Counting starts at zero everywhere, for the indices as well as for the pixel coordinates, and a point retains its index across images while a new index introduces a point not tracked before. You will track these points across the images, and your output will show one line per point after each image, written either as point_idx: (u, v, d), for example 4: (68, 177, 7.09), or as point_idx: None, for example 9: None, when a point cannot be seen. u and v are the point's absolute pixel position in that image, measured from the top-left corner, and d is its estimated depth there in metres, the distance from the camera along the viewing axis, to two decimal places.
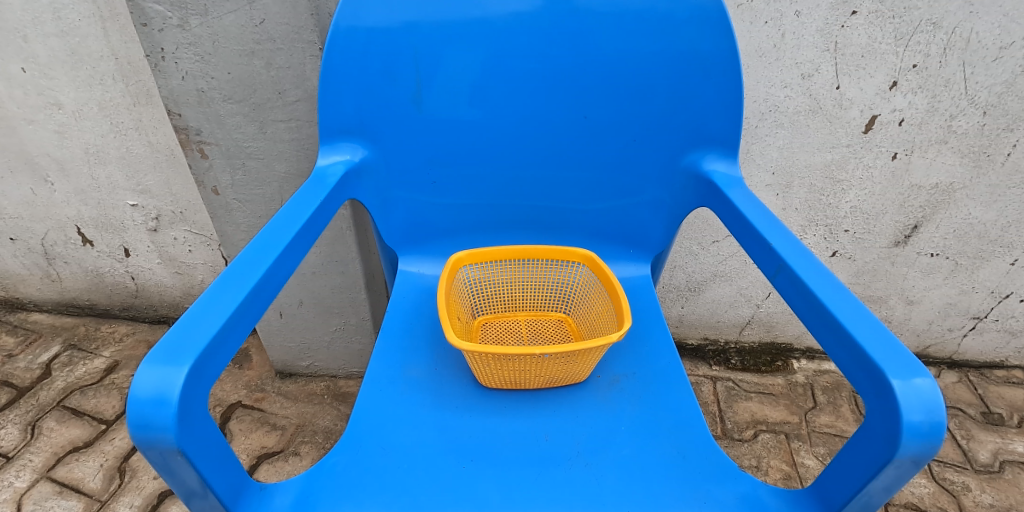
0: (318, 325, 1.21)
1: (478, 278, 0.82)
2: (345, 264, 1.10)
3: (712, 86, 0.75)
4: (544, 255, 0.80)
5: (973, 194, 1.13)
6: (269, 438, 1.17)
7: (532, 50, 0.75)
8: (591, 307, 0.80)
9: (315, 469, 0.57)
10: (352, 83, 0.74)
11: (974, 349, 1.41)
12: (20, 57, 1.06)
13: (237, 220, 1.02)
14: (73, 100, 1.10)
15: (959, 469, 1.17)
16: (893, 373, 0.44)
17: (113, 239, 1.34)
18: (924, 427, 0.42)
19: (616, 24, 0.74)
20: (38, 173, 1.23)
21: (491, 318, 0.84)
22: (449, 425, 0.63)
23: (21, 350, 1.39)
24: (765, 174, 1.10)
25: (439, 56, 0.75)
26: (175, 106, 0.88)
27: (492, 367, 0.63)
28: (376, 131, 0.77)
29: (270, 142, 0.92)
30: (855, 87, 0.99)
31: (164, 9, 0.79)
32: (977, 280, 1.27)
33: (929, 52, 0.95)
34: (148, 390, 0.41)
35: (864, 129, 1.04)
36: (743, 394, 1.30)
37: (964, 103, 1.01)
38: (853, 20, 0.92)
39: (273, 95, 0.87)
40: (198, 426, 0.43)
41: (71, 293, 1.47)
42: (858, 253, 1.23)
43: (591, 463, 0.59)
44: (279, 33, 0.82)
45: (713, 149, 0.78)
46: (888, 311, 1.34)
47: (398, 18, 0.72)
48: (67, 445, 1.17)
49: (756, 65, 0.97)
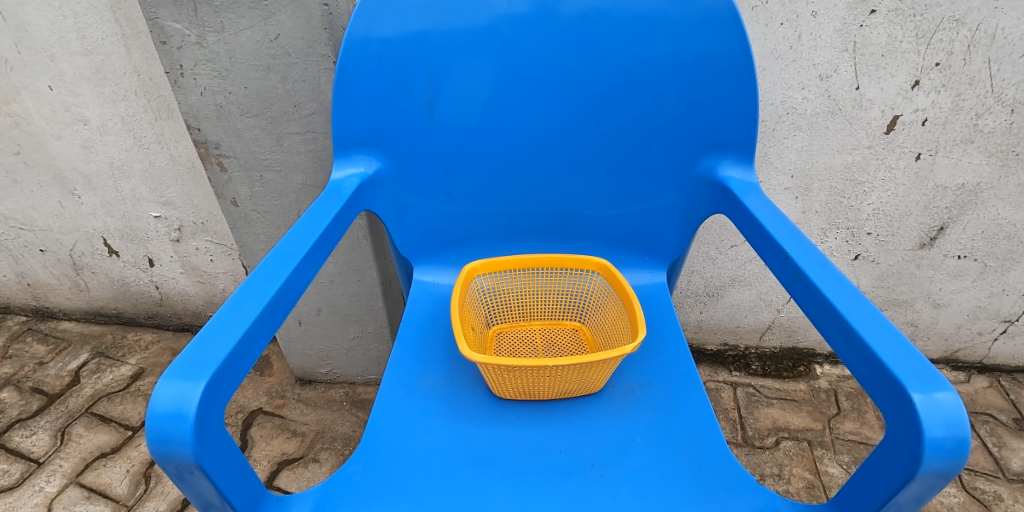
0: (336, 333, 1.23)
1: (491, 287, 0.82)
2: (362, 272, 1.11)
3: (727, 90, 0.74)
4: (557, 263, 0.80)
5: (1002, 194, 1.09)
6: (290, 444, 1.18)
7: (544, 58, 0.75)
8: (606, 316, 0.79)
9: (331, 480, 0.58)
10: (366, 96, 0.75)
11: (1005, 353, 1.36)
12: (47, 75, 1.10)
13: (256, 231, 1.04)
14: (98, 116, 1.13)
15: (991, 477, 1.14)
16: (914, 386, 0.43)
17: (138, 250, 1.37)
18: (947, 443, 0.41)
19: (627, 29, 0.73)
20: (66, 187, 1.27)
21: (507, 326, 0.84)
22: (464, 435, 0.63)
23: (51, 358, 1.43)
24: (783, 177, 1.08)
25: (452, 66, 0.75)
26: (194, 120, 0.90)
27: (506, 378, 0.63)
28: (391, 142, 0.78)
29: (287, 154, 0.94)
30: (875, 87, 0.96)
31: (183, 27, 0.81)
32: (1007, 282, 1.23)
33: (953, 50, 0.93)
34: (167, 405, 0.42)
35: (885, 130, 1.01)
36: (765, 400, 1.28)
37: (991, 100, 0.98)
38: (872, 19, 0.90)
39: (290, 108, 0.89)
40: (216, 440, 0.44)
41: (99, 302, 1.51)
42: (881, 256, 1.20)
43: (606, 475, 0.59)
44: (294, 47, 0.83)
45: (729, 155, 0.77)
46: (914, 315, 1.31)
47: (410, 29, 0.72)
48: (95, 451, 1.20)
49: (773, 67, 0.95)
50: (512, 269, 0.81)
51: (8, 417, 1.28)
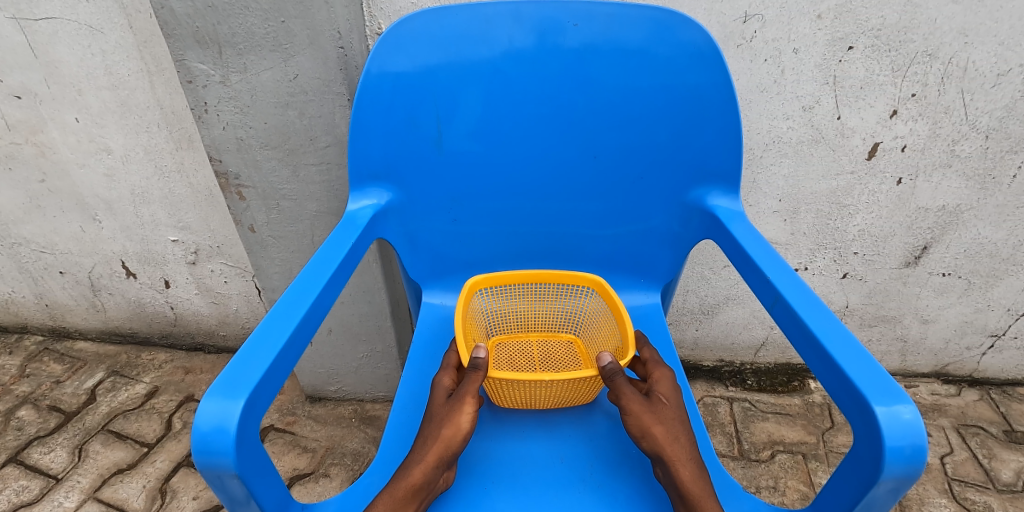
0: (346, 352, 1.27)
1: (490, 299, 0.88)
2: (372, 294, 1.16)
3: (713, 125, 0.79)
4: (555, 278, 0.85)
5: (981, 214, 1.15)
6: (301, 459, 1.23)
7: (543, 95, 0.82)
8: (600, 330, 0.85)
9: (350, 490, 0.62)
10: (379, 131, 0.80)
11: (995, 366, 1.41)
12: (74, 108, 1.16)
13: (272, 255, 1.09)
14: (122, 145, 1.19)
15: (981, 488, 1.18)
16: (877, 399, 0.47)
17: (155, 272, 1.42)
18: (907, 450, 0.46)
19: (619, 69, 0.79)
20: (88, 212, 1.33)
21: (505, 337, 0.88)
22: (472, 447, 0.68)
23: (67, 377, 1.48)
24: (771, 201, 1.14)
25: (458, 103, 0.81)
26: (216, 152, 0.96)
27: (507, 391, 0.68)
28: (402, 174, 0.83)
29: (302, 184, 0.99)
30: (856, 116, 1.02)
31: (208, 68, 0.87)
32: (992, 298, 1.28)
33: (928, 81, 0.99)
34: (210, 421, 0.47)
35: (867, 156, 1.07)
36: (760, 415, 1.32)
37: (966, 127, 1.04)
38: (850, 55, 0.96)
39: (306, 141, 0.95)
40: (253, 452, 0.49)
41: (114, 322, 1.56)
42: (869, 274, 1.25)
43: (603, 485, 0.64)
44: (312, 86, 0.89)
45: (717, 184, 0.82)
46: (903, 331, 1.35)
47: (421, 70, 0.79)
48: (112, 467, 1.24)
49: (759, 99, 1.01)
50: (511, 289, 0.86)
51: (27, 435, 1.32)
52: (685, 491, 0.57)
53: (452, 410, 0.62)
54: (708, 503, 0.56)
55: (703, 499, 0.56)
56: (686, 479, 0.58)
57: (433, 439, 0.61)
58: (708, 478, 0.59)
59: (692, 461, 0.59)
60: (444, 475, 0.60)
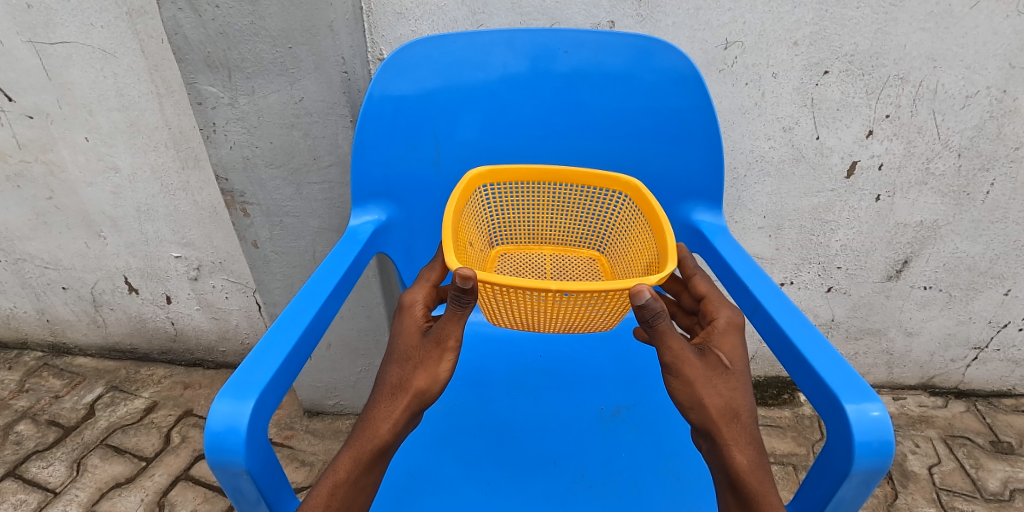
0: (345, 366, 1.30)
1: (500, 218, 0.92)
2: (371, 308, 1.18)
3: (697, 148, 0.84)
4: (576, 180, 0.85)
5: (958, 229, 1.19)
6: (298, 473, 1.26)
7: (535, 118, 0.87)
8: (626, 252, 0.88)
9: None
10: (380, 152, 0.84)
11: (980, 378, 1.44)
12: (85, 128, 1.20)
13: (274, 270, 1.12)
14: (129, 164, 1.23)
15: (968, 497, 1.21)
16: (847, 398, 0.51)
17: (157, 288, 1.45)
18: (875, 445, 0.49)
19: (607, 92, 0.84)
20: (93, 229, 1.36)
21: (511, 249, 0.95)
22: (472, 452, 0.74)
23: (66, 392, 1.49)
24: (756, 218, 1.19)
25: (456, 123, 0.86)
26: (223, 171, 0.99)
27: (503, 297, 0.67)
28: (401, 194, 0.87)
29: (305, 202, 1.03)
30: (834, 136, 1.08)
31: (217, 91, 0.91)
32: (973, 310, 1.32)
33: (900, 103, 1.04)
34: (222, 420, 0.50)
35: (845, 175, 1.12)
36: None
37: (939, 146, 1.09)
38: (826, 79, 1.01)
39: (310, 160, 0.99)
40: (262, 450, 0.52)
41: (114, 337, 1.58)
42: (853, 288, 1.29)
43: (593, 486, 0.70)
44: (316, 108, 0.94)
45: (701, 202, 0.87)
46: (888, 343, 1.39)
47: (421, 90, 0.83)
48: (110, 481, 1.25)
49: (742, 121, 1.06)
50: (521, 191, 0.90)
51: (25, 449, 1.33)
52: (744, 482, 0.57)
53: (428, 356, 0.64)
54: (767, 494, 0.56)
55: (760, 489, 0.56)
56: (744, 468, 0.57)
57: (406, 391, 0.63)
58: (765, 464, 0.58)
59: (752, 446, 0.59)
60: (408, 423, 0.64)
